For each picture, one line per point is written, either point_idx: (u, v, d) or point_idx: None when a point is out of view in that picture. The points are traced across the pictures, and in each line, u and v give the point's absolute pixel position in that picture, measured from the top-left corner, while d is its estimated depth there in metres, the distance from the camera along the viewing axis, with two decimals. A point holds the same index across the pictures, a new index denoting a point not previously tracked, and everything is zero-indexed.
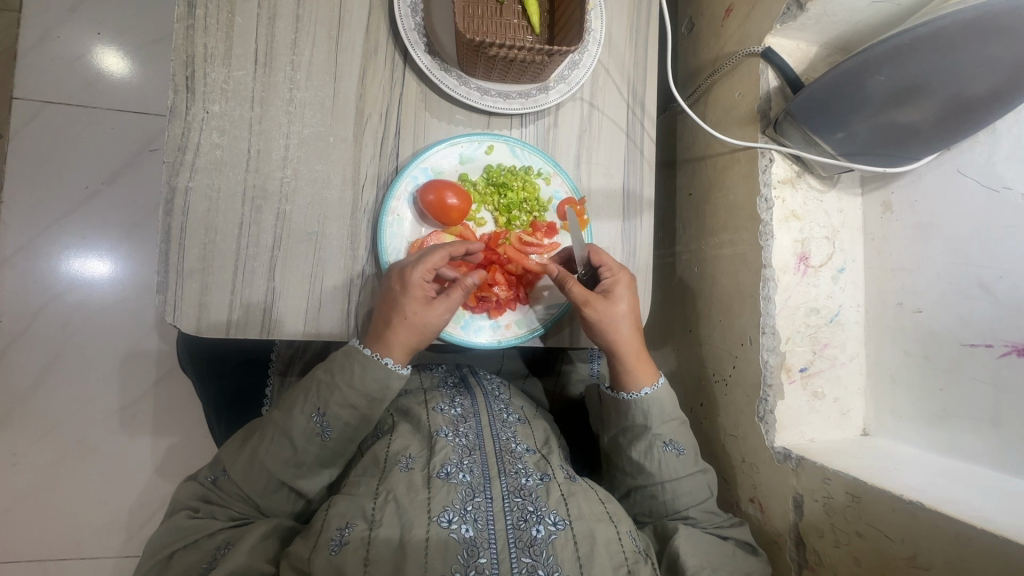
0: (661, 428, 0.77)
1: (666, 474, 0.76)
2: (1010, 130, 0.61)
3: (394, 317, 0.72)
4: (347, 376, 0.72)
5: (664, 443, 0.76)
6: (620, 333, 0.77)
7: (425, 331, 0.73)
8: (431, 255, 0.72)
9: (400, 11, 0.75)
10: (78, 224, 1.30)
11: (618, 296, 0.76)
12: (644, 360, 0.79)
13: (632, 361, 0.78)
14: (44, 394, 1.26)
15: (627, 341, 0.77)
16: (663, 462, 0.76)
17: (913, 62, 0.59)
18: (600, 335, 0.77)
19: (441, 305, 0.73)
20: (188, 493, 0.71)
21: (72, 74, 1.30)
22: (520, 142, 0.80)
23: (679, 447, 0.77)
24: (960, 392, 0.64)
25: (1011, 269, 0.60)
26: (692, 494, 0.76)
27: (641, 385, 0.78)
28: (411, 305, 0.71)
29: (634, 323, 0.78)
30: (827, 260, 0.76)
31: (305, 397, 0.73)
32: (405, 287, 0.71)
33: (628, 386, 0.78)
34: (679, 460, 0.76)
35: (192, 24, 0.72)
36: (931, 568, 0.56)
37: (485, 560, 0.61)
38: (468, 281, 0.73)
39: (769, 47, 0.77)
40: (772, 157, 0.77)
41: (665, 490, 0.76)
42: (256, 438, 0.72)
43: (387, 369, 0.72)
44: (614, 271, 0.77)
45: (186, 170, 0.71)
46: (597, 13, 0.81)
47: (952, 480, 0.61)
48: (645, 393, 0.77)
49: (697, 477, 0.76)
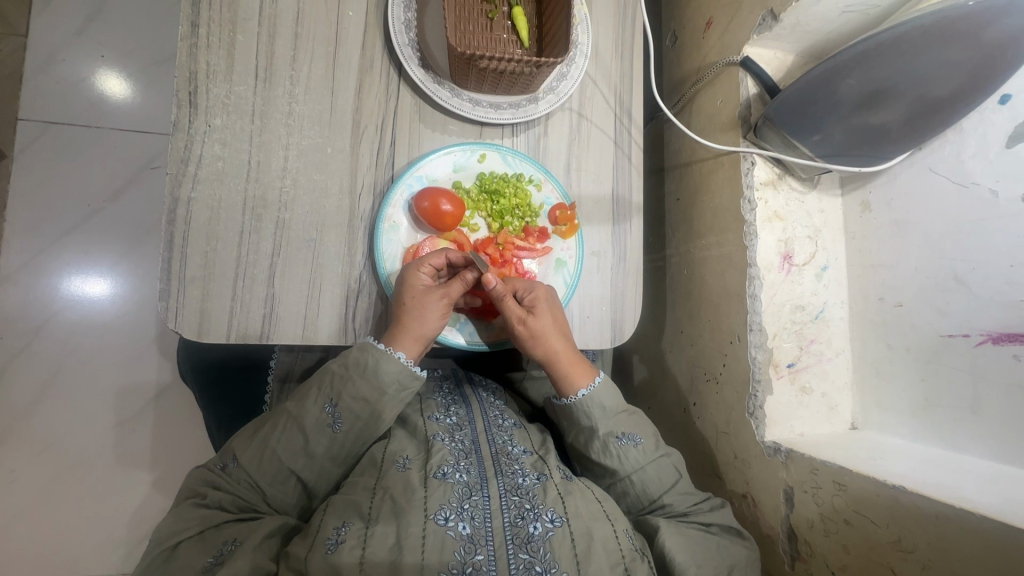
0: (610, 425, 0.79)
1: (628, 467, 0.77)
2: (975, 129, 0.64)
3: (397, 309, 0.74)
4: (361, 370, 0.74)
5: (618, 437, 0.78)
6: (552, 345, 0.78)
7: (427, 323, 0.75)
8: (431, 255, 0.76)
9: (394, 27, 0.79)
10: (79, 241, 1.32)
11: (540, 312, 0.77)
12: (578, 361, 0.80)
13: (566, 366, 0.79)
14: (44, 410, 1.27)
15: (556, 352, 0.78)
16: (622, 455, 0.78)
17: (880, 67, 0.62)
18: (530, 350, 0.79)
19: (440, 294, 0.75)
20: (199, 480, 0.72)
21: (77, 96, 1.33)
22: (511, 150, 0.83)
23: (635, 438, 0.79)
24: (940, 381, 0.66)
25: (982, 261, 0.62)
26: (660, 481, 0.77)
27: (579, 387, 0.80)
28: (411, 299, 0.74)
29: (564, 331, 0.79)
30: (810, 259, 0.78)
31: (319, 388, 0.75)
32: (405, 281, 0.74)
33: (567, 391, 0.80)
34: (638, 450, 0.78)
35: (196, 42, 0.75)
36: (915, 551, 0.58)
37: (482, 557, 0.62)
38: (468, 276, 0.77)
39: (748, 56, 0.80)
40: (754, 160, 0.80)
41: (633, 483, 0.78)
42: (267, 427, 0.74)
43: (402, 364, 0.74)
44: (528, 289, 0.78)
45: (189, 182, 0.74)
46: (583, 27, 0.85)
47: (935, 467, 0.63)
48: (583, 395, 0.79)
49: (661, 463, 0.78)
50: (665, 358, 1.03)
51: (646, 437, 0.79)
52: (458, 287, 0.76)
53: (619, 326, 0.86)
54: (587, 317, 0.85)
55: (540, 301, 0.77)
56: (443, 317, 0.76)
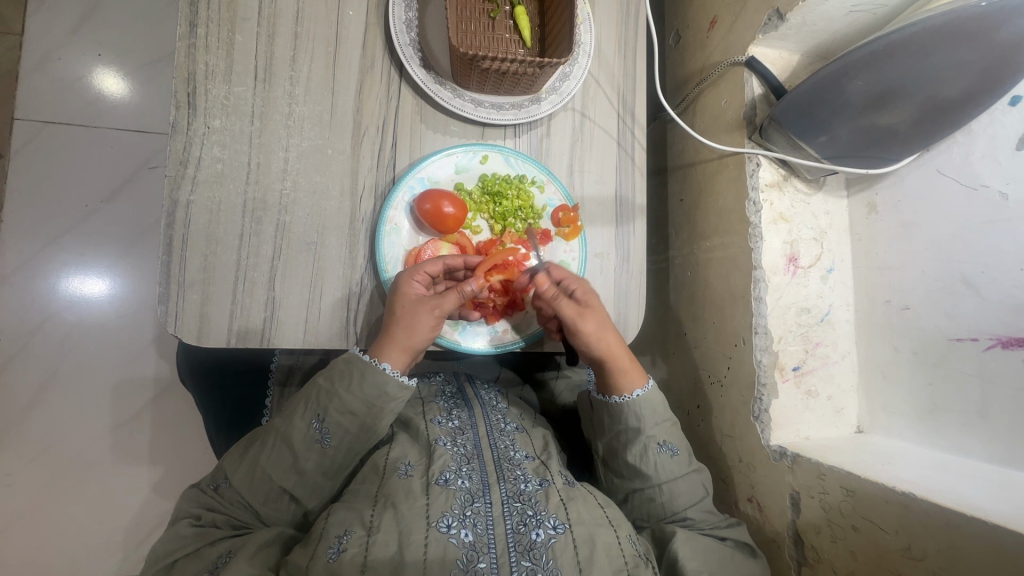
0: (655, 431, 0.78)
1: (662, 476, 0.76)
2: (984, 131, 0.63)
3: (388, 318, 0.73)
4: (346, 383, 0.73)
5: (659, 444, 0.77)
6: (608, 342, 0.77)
7: (415, 332, 0.73)
8: (427, 261, 0.75)
9: (395, 27, 0.78)
10: (77, 241, 1.31)
11: (595, 305, 0.77)
12: (631, 361, 0.79)
13: (621, 365, 0.78)
14: (42, 412, 1.26)
15: (614, 351, 0.77)
16: (658, 463, 0.77)
17: (889, 68, 0.61)
18: (588, 346, 0.76)
19: (433, 306, 0.73)
20: (192, 501, 0.71)
21: (73, 95, 1.32)
22: (513, 151, 0.82)
23: (673, 448, 0.78)
24: (948, 385, 0.65)
25: (992, 264, 0.62)
26: (689, 494, 0.76)
27: (628, 388, 0.79)
28: (401, 306, 0.73)
29: (614, 329, 0.79)
30: (816, 261, 0.77)
31: (305, 404, 0.74)
32: (398, 288, 0.73)
33: (621, 390, 0.79)
34: (674, 461, 0.77)
35: (194, 42, 0.74)
36: (925, 558, 0.57)
37: (484, 565, 0.62)
38: (467, 289, 0.75)
39: (754, 56, 0.80)
40: (759, 161, 0.79)
41: (663, 492, 0.76)
42: (257, 445, 0.73)
43: (394, 379, 0.74)
44: (578, 282, 0.77)
45: (188, 184, 0.73)
46: (586, 26, 0.84)
47: (945, 473, 0.62)
48: (639, 395, 0.78)
49: (692, 477, 0.77)
50: (669, 360, 1.03)
51: (682, 449, 0.78)
52: (453, 297, 0.74)
53: (623, 328, 0.85)
54: None
55: (594, 297, 0.77)
56: (434, 326, 0.74)
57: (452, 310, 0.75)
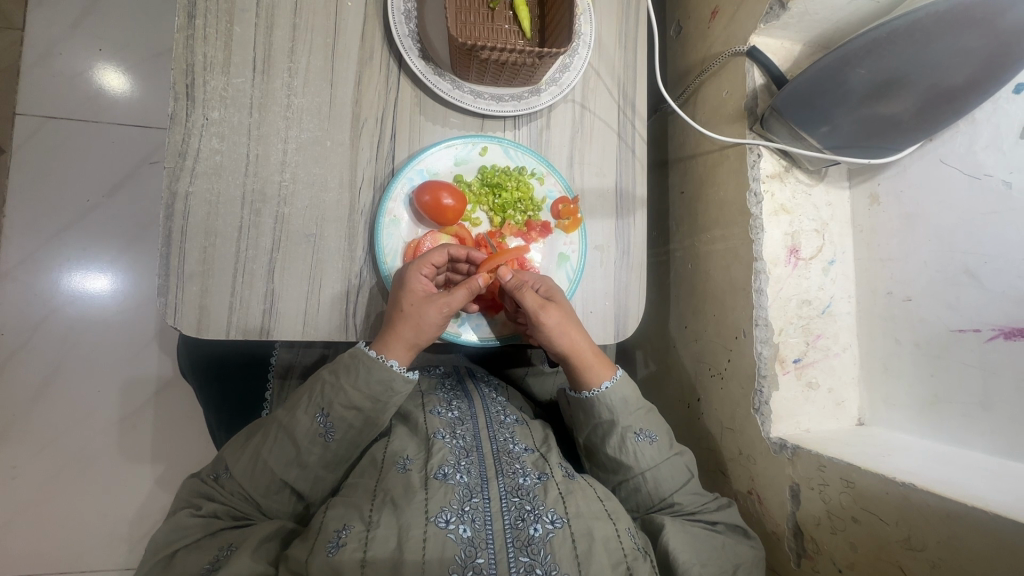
0: (631, 420, 0.78)
1: (643, 464, 0.76)
2: (988, 120, 0.63)
3: (393, 313, 0.73)
4: (352, 378, 0.73)
5: (636, 433, 0.77)
6: (575, 338, 0.76)
7: (421, 327, 0.73)
8: (432, 253, 0.74)
9: (394, 18, 0.77)
10: (78, 236, 1.32)
11: (560, 302, 0.77)
12: (600, 356, 0.78)
13: (588, 361, 0.77)
14: (45, 406, 1.27)
15: (583, 347, 0.77)
16: (638, 452, 0.76)
17: (892, 55, 0.60)
18: (555, 341, 0.76)
19: (441, 302, 0.73)
20: (192, 492, 0.71)
21: (74, 89, 1.32)
22: (513, 143, 0.81)
23: (651, 435, 0.78)
24: (949, 376, 0.65)
25: (995, 255, 0.61)
26: (673, 479, 0.76)
27: (598, 381, 0.78)
28: (409, 301, 0.72)
29: (583, 327, 0.78)
30: (817, 252, 0.77)
31: (309, 397, 0.74)
32: (405, 282, 0.72)
33: (589, 384, 0.78)
34: (654, 448, 0.77)
35: (192, 34, 0.74)
36: (925, 550, 0.57)
37: (483, 560, 0.62)
38: (474, 283, 0.73)
39: (755, 46, 0.79)
40: (760, 152, 0.78)
41: (647, 480, 0.76)
42: (259, 438, 0.72)
43: (389, 370, 0.73)
44: (541, 281, 0.78)
45: (186, 176, 0.73)
46: (586, 17, 0.83)
47: (946, 465, 0.62)
48: (606, 388, 0.77)
49: (675, 462, 0.77)
50: (669, 353, 1.02)
51: (661, 434, 0.78)
52: (459, 293, 0.73)
53: (623, 320, 0.85)
54: (591, 312, 0.84)
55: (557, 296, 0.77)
56: (441, 322, 0.74)
57: (459, 306, 0.74)
